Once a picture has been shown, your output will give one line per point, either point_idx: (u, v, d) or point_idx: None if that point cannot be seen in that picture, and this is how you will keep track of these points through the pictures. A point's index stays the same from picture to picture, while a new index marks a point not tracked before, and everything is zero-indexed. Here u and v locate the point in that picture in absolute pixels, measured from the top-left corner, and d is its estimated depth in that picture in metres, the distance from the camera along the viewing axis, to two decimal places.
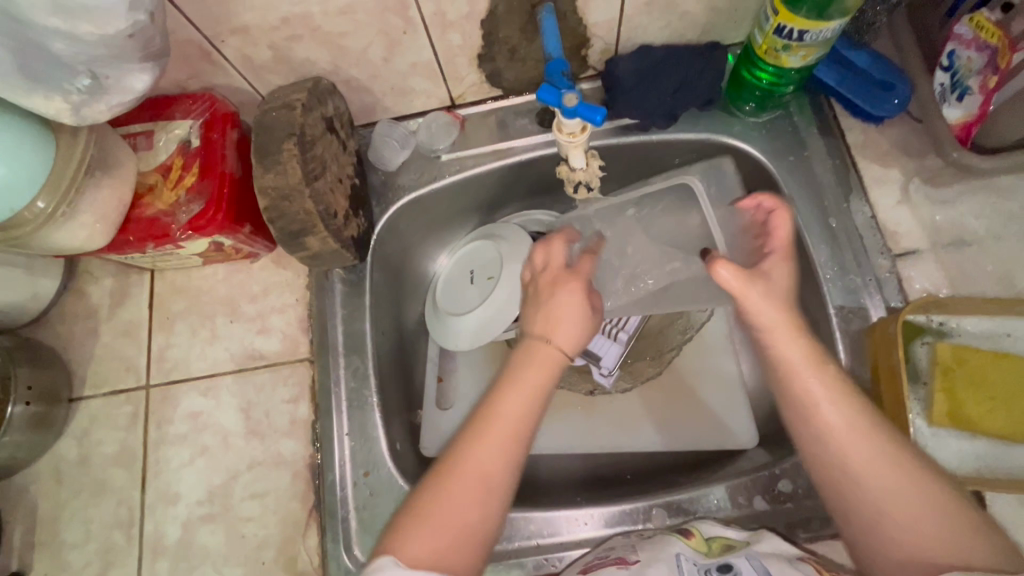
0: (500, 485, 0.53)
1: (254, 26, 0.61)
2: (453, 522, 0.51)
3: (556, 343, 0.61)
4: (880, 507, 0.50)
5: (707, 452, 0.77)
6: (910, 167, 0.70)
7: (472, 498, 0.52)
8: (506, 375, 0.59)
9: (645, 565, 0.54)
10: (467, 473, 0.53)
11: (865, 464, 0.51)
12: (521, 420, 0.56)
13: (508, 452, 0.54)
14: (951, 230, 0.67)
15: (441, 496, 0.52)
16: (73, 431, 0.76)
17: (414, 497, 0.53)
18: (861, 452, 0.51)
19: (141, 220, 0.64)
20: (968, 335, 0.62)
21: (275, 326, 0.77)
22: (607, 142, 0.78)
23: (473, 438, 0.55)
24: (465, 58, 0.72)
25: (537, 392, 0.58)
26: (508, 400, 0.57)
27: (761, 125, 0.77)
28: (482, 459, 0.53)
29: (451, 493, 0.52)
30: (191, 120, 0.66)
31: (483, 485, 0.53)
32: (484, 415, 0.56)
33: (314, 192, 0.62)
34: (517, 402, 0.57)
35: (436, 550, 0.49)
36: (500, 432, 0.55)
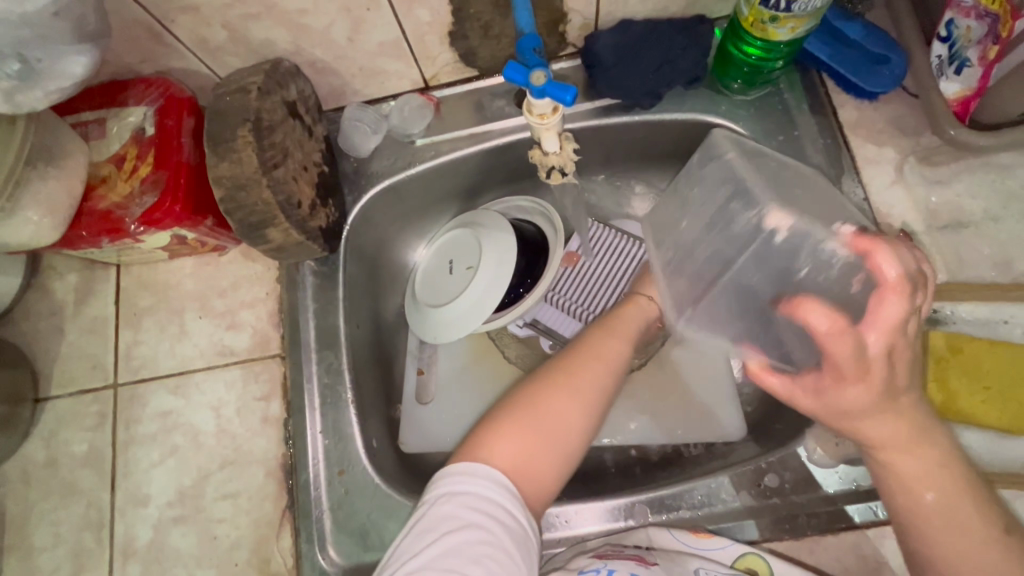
0: (599, 401, 0.58)
1: (204, 4, 0.57)
2: (557, 425, 0.55)
3: (647, 298, 0.67)
4: (920, 510, 0.47)
5: (694, 444, 0.74)
6: (906, 146, 0.67)
7: (570, 404, 0.56)
8: (600, 324, 0.64)
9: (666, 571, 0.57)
10: (558, 393, 0.56)
11: (937, 512, 0.47)
12: (622, 354, 0.61)
13: (605, 387, 0.59)
14: (947, 212, 0.64)
15: (539, 407, 0.56)
16: (39, 432, 0.73)
17: (507, 400, 0.57)
18: (914, 465, 0.47)
19: (94, 213, 0.61)
20: (963, 323, 0.60)
21: (245, 321, 0.75)
22: (588, 124, 0.75)
23: (576, 360, 0.59)
24: (436, 36, 0.68)
25: (632, 342, 0.63)
26: (604, 339, 0.61)
27: (750, 103, 0.73)
28: (581, 382, 0.58)
29: (553, 401, 0.56)
30: (144, 106, 0.63)
31: (581, 407, 0.57)
32: (591, 347, 0.61)
33: (273, 181, 0.59)
34: (612, 347, 0.61)
35: (519, 459, 0.53)
36: (604, 364, 0.59)
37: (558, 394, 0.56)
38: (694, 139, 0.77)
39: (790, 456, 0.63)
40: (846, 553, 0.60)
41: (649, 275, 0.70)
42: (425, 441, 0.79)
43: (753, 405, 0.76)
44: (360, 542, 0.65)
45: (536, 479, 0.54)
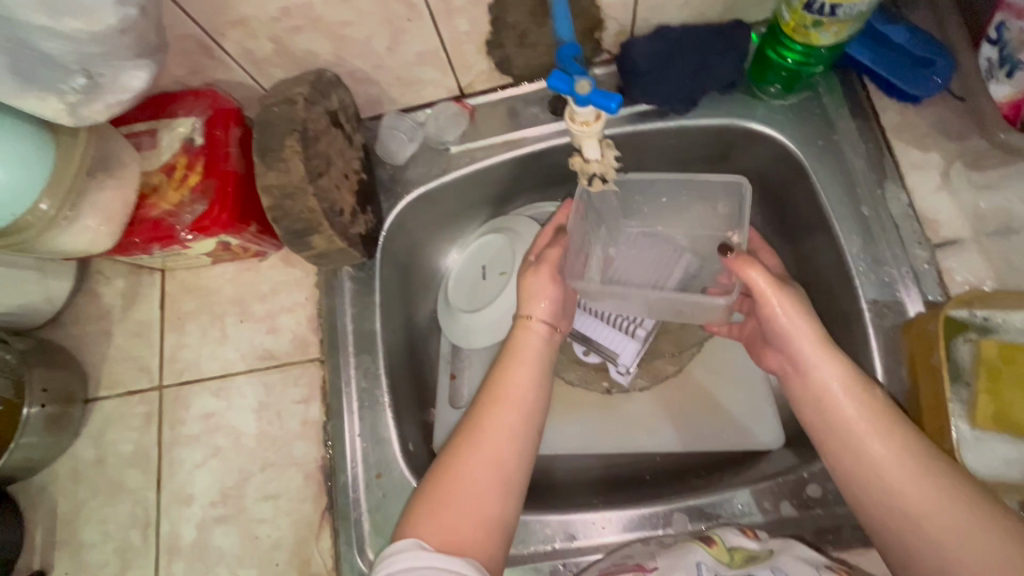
0: (518, 444, 0.57)
1: (253, 18, 0.59)
2: (472, 493, 0.54)
3: (537, 319, 0.64)
4: (888, 486, 0.50)
5: (731, 452, 0.74)
6: (951, 150, 0.65)
7: (489, 471, 0.55)
8: (507, 354, 0.63)
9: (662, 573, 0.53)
10: (483, 443, 0.56)
11: (900, 482, 0.50)
12: (530, 387, 0.60)
13: (518, 431, 0.57)
14: (996, 217, 0.62)
15: (452, 476, 0.54)
16: (89, 432, 0.76)
17: (427, 480, 0.55)
18: (898, 472, 0.50)
19: (146, 221, 0.63)
20: (1015, 331, 0.58)
21: (285, 326, 0.76)
22: (623, 130, 0.75)
23: (486, 413, 0.58)
24: (473, 45, 0.69)
25: (540, 367, 0.62)
26: (514, 373, 0.60)
27: (788, 108, 0.72)
28: (492, 432, 0.56)
29: (463, 471, 0.54)
30: (193, 117, 0.65)
31: (505, 450, 0.56)
32: (491, 395, 0.59)
33: (318, 189, 0.60)
34: (525, 378, 0.60)
35: (444, 538, 0.51)
36: (513, 407, 0.58)
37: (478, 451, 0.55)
38: (730, 144, 0.76)
39: None
40: None
41: (541, 271, 0.66)
42: None
43: (790, 413, 0.75)
44: None
45: (479, 535, 0.52)
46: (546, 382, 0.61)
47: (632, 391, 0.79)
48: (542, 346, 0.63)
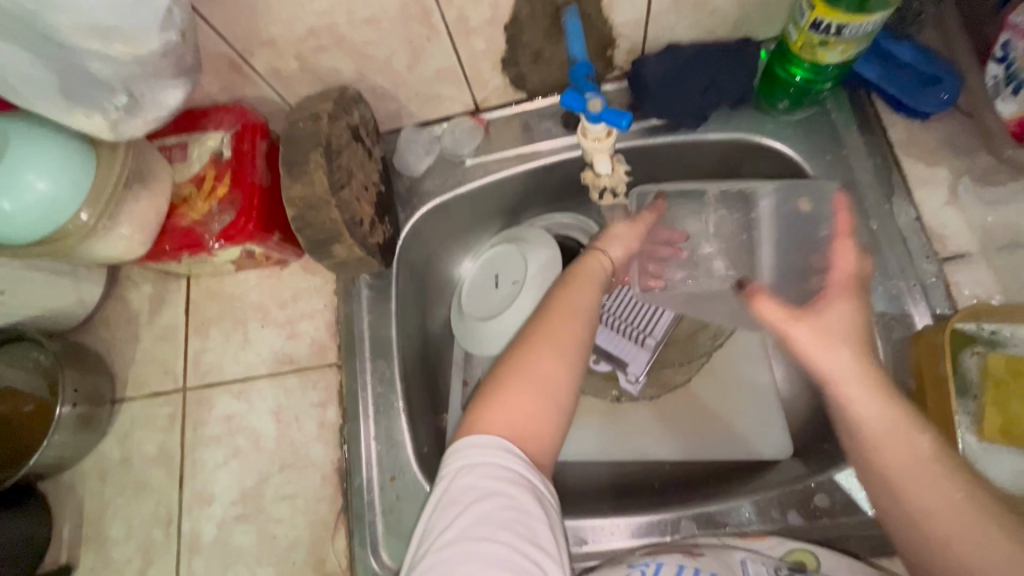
0: (581, 357, 0.56)
1: (282, 39, 0.62)
2: (548, 380, 0.53)
3: (604, 250, 0.66)
4: (932, 524, 0.47)
5: (739, 461, 0.74)
6: (959, 165, 0.66)
7: (552, 359, 0.54)
8: (570, 273, 0.63)
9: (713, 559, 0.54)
10: (540, 357, 0.54)
11: (936, 508, 0.48)
12: (595, 308, 0.60)
13: (581, 335, 0.57)
14: (1004, 232, 0.63)
15: (524, 368, 0.54)
16: (116, 432, 0.79)
17: (499, 365, 0.55)
18: (902, 453, 0.50)
19: (177, 229, 0.66)
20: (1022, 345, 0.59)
21: (304, 331, 0.79)
22: (634, 144, 0.77)
23: (552, 313, 0.58)
24: (489, 63, 0.71)
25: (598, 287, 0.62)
26: (575, 290, 0.60)
27: (796, 123, 0.74)
28: (564, 333, 0.56)
29: (535, 354, 0.54)
30: (223, 132, 0.68)
31: (564, 363, 0.55)
32: (556, 310, 0.58)
33: (340, 201, 0.62)
34: (586, 294, 0.60)
35: (517, 426, 0.51)
36: (577, 318, 0.58)
37: (540, 359, 0.54)
38: (740, 158, 0.78)
39: (841, 477, 0.63)
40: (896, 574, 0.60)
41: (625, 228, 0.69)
42: None
43: (799, 424, 0.75)
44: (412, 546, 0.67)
45: (539, 444, 0.52)
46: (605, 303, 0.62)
47: (641, 399, 0.80)
48: (604, 277, 0.64)
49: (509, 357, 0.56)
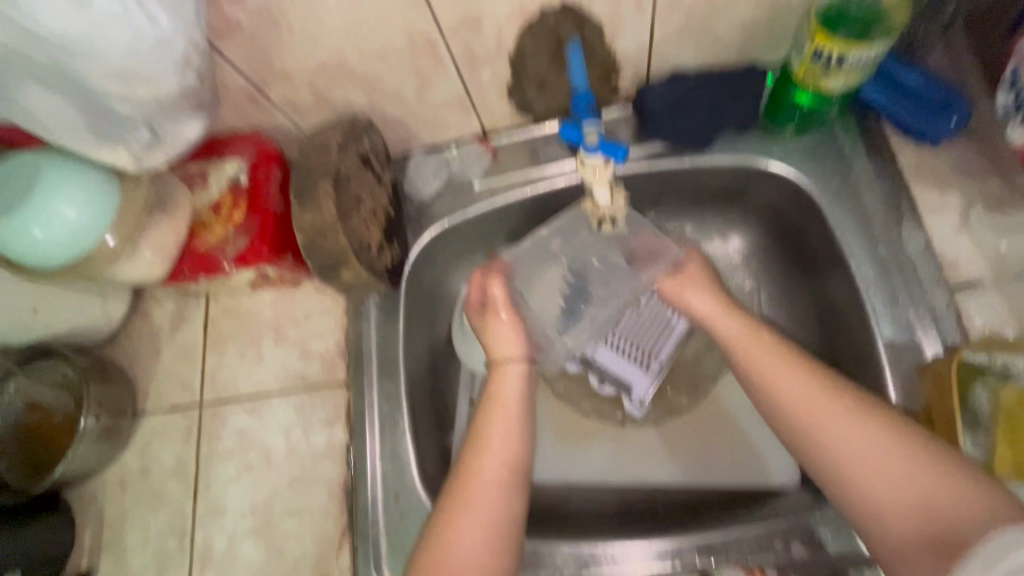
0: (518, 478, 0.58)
1: (295, 72, 0.65)
2: (480, 539, 0.54)
3: (509, 359, 0.65)
4: (854, 470, 0.51)
5: (746, 488, 0.73)
6: (971, 191, 0.65)
7: (490, 506, 0.55)
8: (488, 392, 0.64)
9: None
10: (481, 483, 0.56)
11: (853, 452, 0.51)
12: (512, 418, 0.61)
13: (506, 465, 0.58)
14: (1019, 260, 0.61)
15: (462, 507, 0.55)
16: (136, 444, 0.82)
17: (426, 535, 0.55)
18: (851, 430, 0.52)
19: (194, 253, 0.70)
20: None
21: (315, 350, 0.81)
22: (640, 168, 0.77)
23: (473, 453, 0.58)
24: (496, 90, 0.73)
25: (518, 410, 0.62)
26: (496, 418, 0.61)
27: (803, 148, 0.74)
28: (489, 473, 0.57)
29: (465, 522, 0.54)
30: (240, 159, 0.71)
31: (496, 497, 0.56)
32: (472, 455, 0.58)
33: (348, 228, 0.65)
34: (505, 422, 0.60)
35: None
36: (495, 454, 0.58)
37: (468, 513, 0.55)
38: (746, 182, 0.78)
39: None
40: None
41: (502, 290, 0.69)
42: None
43: None
44: None
45: None
46: (527, 425, 0.62)
47: (645, 423, 0.79)
48: (520, 383, 0.64)
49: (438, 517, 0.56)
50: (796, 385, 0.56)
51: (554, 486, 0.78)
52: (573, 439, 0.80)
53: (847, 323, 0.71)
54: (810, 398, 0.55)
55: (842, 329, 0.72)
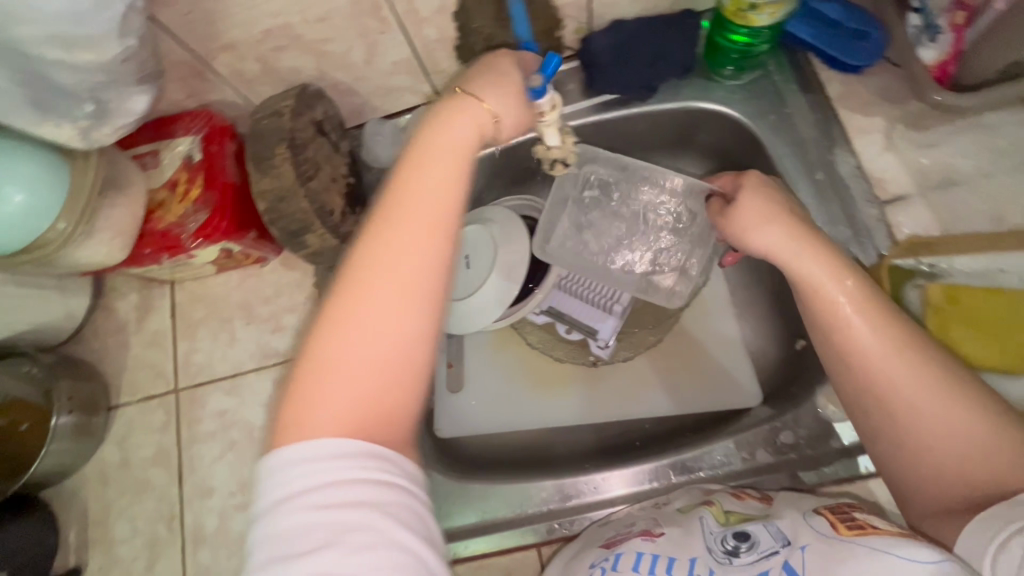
0: (432, 262, 0.44)
1: (239, 42, 0.65)
2: (373, 323, 0.41)
3: (484, 100, 0.51)
4: (905, 411, 0.49)
5: (716, 412, 0.78)
6: (893, 113, 0.70)
7: (393, 290, 0.42)
8: (410, 163, 0.47)
9: (671, 540, 0.55)
10: (361, 316, 0.41)
11: (897, 388, 0.50)
12: (451, 192, 0.46)
13: (427, 245, 0.44)
14: (938, 171, 0.67)
15: (338, 335, 0.41)
16: (113, 437, 0.81)
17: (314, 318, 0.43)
18: (901, 375, 0.49)
19: (155, 233, 0.69)
20: (961, 275, 0.64)
21: (288, 324, 0.82)
22: (589, 120, 0.80)
23: (379, 231, 0.44)
24: (444, 51, 0.74)
25: (461, 173, 0.48)
26: (415, 180, 0.46)
27: (742, 87, 0.78)
28: (395, 247, 0.43)
29: (364, 292, 0.42)
30: (191, 136, 0.71)
31: (405, 304, 0.42)
32: (386, 229, 0.44)
33: (309, 191, 0.66)
34: (443, 187, 0.46)
35: (340, 413, 0.39)
36: (410, 225, 0.44)
37: (366, 297, 0.42)
38: (692, 126, 0.82)
39: (804, 412, 0.67)
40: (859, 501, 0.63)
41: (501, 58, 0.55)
42: (459, 429, 0.82)
43: (767, 371, 0.79)
44: None
45: (382, 408, 0.40)
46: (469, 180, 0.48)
47: (616, 361, 0.84)
48: (467, 135, 0.49)
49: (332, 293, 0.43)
50: (874, 350, 0.51)
51: (537, 429, 0.82)
52: (548, 384, 0.84)
53: None
54: (899, 372, 0.49)
55: None
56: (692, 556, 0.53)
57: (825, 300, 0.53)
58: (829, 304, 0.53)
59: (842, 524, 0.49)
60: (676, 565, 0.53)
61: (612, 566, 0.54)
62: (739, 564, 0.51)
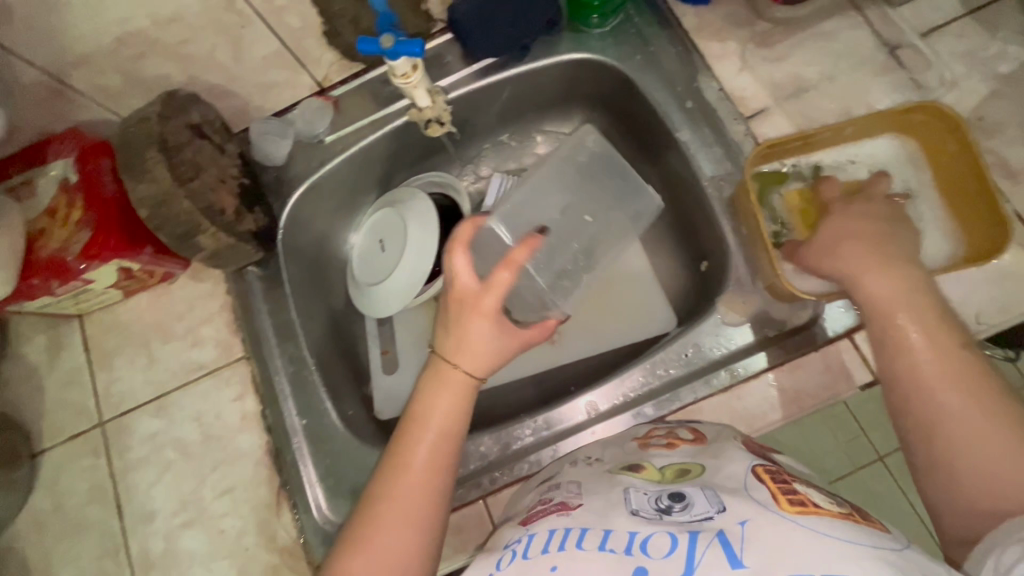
0: (439, 493, 0.54)
1: (92, 54, 0.64)
2: (391, 556, 0.51)
3: (461, 365, 0.58)
4: (947, 433, 0.47)
5: (638, 342, 0.81)
6: (744, 35, 0.75)
7: (405, 530, 0.52)
8: (421, 401, 0.58)
9: (592, 513, 0.51)
10: (393, 513, 0.52)
11: (959, 421, 0.47)
12: (453, 424, 0.57)
13: (435, 482, 0.54)
14: (790, 82, 0.73)
15: (365, 549, 0.51)
16: (41, 484, 0.78)
17: (361, 512, 0.54)
18: (955, 400, 0.47)
19: (40, 262, 0.68)
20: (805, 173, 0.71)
21: (207, 336, 0.81)
22: (472, 87, 0.82)
23: (394, 478, 0.54)
24: (313, 39, 0.73)
25: (457, 413, 0.57)
26: (434, 395, 0.58)
27: (608, 34, 0.81)
28: (411, 477, 0.54)
29: (384, 528, 0.52)
30: (64, 158, 0.70)
31: (416, 520, 0.53)
32: (401, 457, 0.55)
33: (191, 193, 0.67)
34: (443, 427, 0.56)
35: None
36: (433, 447, 0.55)
37: (388, 535, 0.51)
38: (572, 79, 0.85)
39: (710, 322, 0.71)
40: (770, 392, 0.66)
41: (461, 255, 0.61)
42: (399, 407, 0.84)
43: (679, 296, 0.84)
44: (353, 500, 0.71)
45: None
46: (470, 411, 0.58)
47: None
48: (459, 394, 0.58)
49: (372, 491, 0.55)
50: (926, 366, 0.49)
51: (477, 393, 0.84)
52: None
53: (682, 179, 0.79)
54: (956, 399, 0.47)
55: (681, 187, 0.81)
56: (608, 528, 0.48)
57: (887, 324, 0.52)
58: (896, 335, 0.51)
59: (783, 496, 0.47)
60: (588, 537, 0.47)
61: (525, 550, 0.49)
62: (669, 521, 0.47)
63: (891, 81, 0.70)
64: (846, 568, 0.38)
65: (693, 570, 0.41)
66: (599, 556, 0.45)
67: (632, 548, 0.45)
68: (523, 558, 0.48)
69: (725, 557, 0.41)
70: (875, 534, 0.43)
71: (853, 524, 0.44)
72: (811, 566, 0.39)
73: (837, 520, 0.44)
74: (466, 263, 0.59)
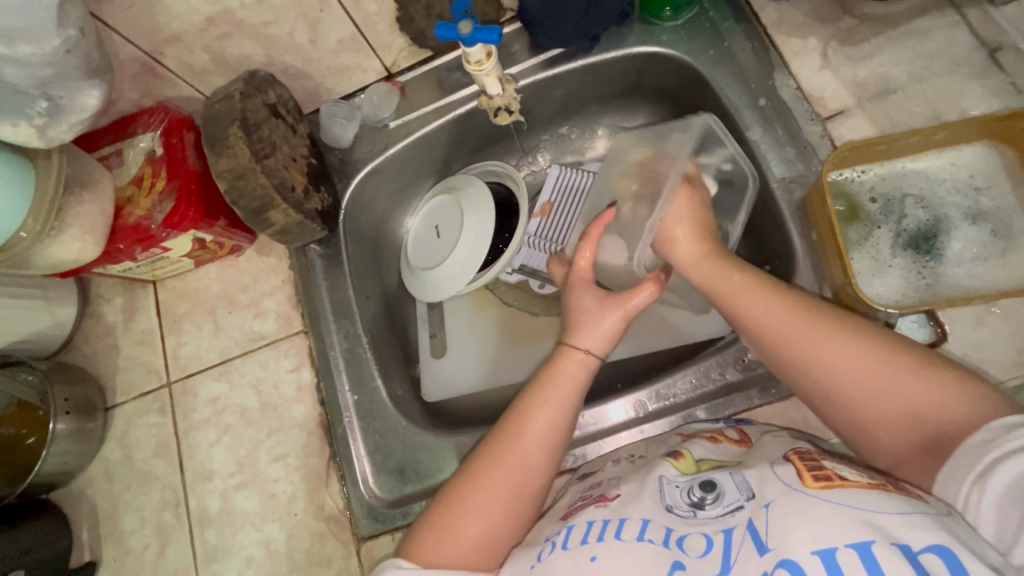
0: (546, 466, 0.58)
1: (184, 33, 0.67)
2: (489, 513, 0.55)
3: (583, 347, 0.62)
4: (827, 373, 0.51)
5: (691, 342, 0.79)
6: (827, 32, 0.72)
7: (506, 496, 0.56)
8: (544, 376, 0.62)
9: (625, 501, 0.51)
10: (502, 476, 0.56)
11: (839, 364, 0.51)
12: (574, 402, 0.60)
13: (543, 456, 0.58)
14: (875, 83, 0.69)
15: (461, 512, 0.55)
16: (113, 435, 0.84)
17: (464, 472, 0.58)
18: (832, 349, 0.51)
19: (125, 228, 0.72)
20: (878, 182, 0.67)
21: (268, 309, 0.84)
22: (538, 77, 0.82)
23: (508, 445, 0.58)
24: (386, 25, 0.74)
25: (571, 396, 0.60)
26: (561, 373, 0.61)
27: (681, 27, 0.78)
28: (525, 447, 0.57)
29: (488, 489, 0.56)
30: (152, 131, 0.74)
31: (519, 488, 0.56)
32: (514, 427, 0.59)
33: (267, 168, 0.70)
34: (556, 407, 0.59)
35: (470, 544, 0.54)
36: (555, 422, 0.59)
37: (485, 497, 0.55)
38: (638, 72, 0.84)
39: None
40: None
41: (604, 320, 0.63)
42: (445, 391, 0.85)
43: None
44: (398, 477, 0.73)
45: (490, 544, 0.54)
46: (587, 388, 0.62)
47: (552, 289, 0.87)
48: (580, 377, 0.61)
49: (480, 453, 0.59)
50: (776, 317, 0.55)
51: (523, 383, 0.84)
52: (524, 340, 0.87)
53: None
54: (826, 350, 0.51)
55: None
56: (644, 517, 0.49)
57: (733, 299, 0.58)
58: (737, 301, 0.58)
59: (808, 472, 0.46)
60: (626, 527, 0.48)
61: (563, 541, 0.50)
62: (703, 518, 0.48)
63: (989, 86, 0.66)
64: (869, 535, 0.39)
65: (728, 570, 0.43)
66: (637, 547, 0.46)
67: (668, 541, 0.47)
68: (562, 548, 0.49)
69: (754, 546, 0.43)
70: (906, 501, 0.42)
71: (881, 492, 0.43)
72: (833, 539, 0.40)
73: (860, 491, 0.43)
74: (615, 328, 0.63)
